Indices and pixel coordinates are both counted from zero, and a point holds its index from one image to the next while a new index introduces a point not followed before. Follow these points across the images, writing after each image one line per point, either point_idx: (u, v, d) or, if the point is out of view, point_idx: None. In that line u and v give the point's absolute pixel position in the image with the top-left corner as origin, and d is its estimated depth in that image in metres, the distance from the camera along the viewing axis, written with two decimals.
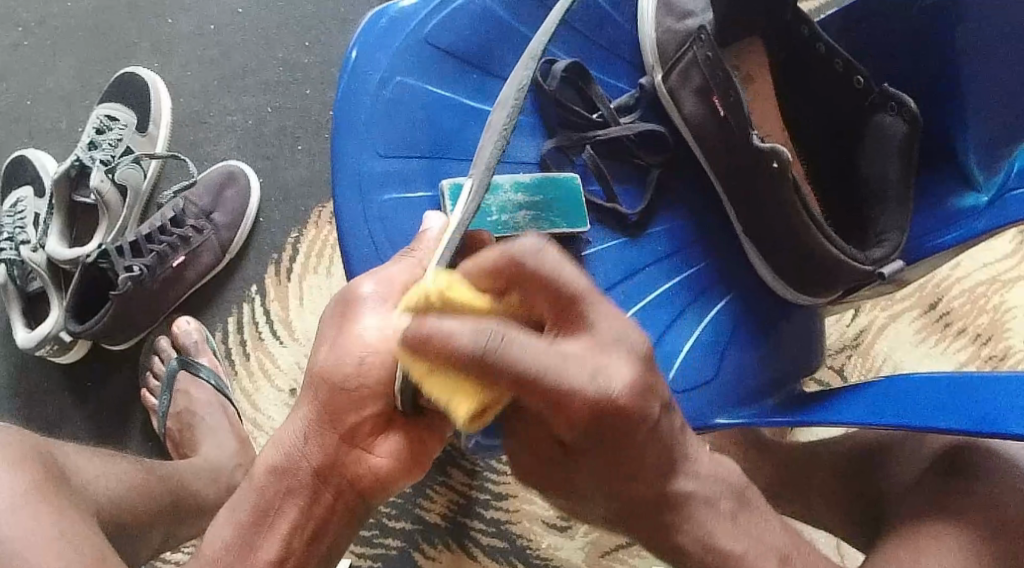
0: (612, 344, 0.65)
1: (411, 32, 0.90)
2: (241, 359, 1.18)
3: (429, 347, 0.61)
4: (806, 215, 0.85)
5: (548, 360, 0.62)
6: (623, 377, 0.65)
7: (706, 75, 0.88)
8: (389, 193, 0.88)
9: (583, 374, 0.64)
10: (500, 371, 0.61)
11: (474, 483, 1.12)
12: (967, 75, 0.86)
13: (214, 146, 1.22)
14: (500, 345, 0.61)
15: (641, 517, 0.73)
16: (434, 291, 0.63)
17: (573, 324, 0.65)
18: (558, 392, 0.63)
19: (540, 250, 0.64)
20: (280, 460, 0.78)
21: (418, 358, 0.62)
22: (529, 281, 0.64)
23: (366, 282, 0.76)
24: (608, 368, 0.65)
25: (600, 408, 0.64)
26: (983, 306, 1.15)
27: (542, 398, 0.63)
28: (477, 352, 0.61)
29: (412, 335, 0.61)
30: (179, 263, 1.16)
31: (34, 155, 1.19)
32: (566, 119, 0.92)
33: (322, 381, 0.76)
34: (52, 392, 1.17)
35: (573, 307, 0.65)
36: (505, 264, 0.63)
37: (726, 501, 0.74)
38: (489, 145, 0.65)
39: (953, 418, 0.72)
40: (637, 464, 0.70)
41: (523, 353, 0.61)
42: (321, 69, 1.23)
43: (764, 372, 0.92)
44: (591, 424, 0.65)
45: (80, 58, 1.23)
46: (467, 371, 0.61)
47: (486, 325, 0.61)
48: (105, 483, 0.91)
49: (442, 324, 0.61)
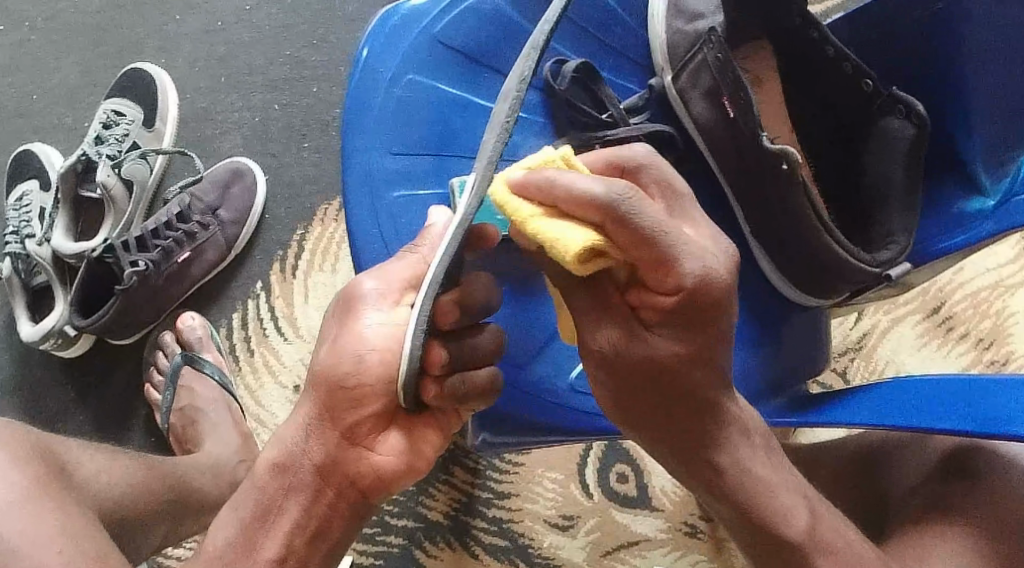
0: (714, 237, 0.70)
1: (422, 30, 0.91)
2: (245, 355, 1.18)
3: (556, 189, 0.64)
4: (816, 217, 0.85)
5: (667, 223, 0.66)
6: (725, 261, 0.70)
7: (717, 77, 0.89)
8: (400, 191, 0.89)
9: (693, 248, 0.67)
10: (625, 224, 0.64)
11: (476, 481, 1.12)
12: (978, 80, 0.86)
13: (220, 143, 1.22)
14: (632, 199, 0.64)
15: (692, 423, 0.74)
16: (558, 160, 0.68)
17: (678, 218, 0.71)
18: (669, 253, 0.66)
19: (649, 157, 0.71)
20: (282, 457, 0.78)
21: (538, 199, 0.65)
22: (638, 177, 0.71)
23: (366, 279, 0.76)
24: (712, 254, 0.69)
25: (701, 282, 0.68)
26: (985, 311, 1.16)
27: (654, 255, 0.66)
28: (607, 198, 0.63)
29: (539, 180, 0.65)
30: (184, 258, 1.16)
31: (40, 148, 1.19)
32: (575, 118, 0.92)
33: (322, 379, 0.76)
34: (55, 387, 1.17)
35: (679, 204, 0.71)
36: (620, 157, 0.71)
37: (760, 437, 0.76)
38: (502, 116, 0.66)
39: (951, 418, 0.73)
40: (704, 360, 0.72)
41: (647, 209, 0.65)
42: (328, 67, 1.23)
43: (767, 373, 0.93)
44: (688, 300, 0.68)
45: (86, 52, 1.23)
46: (590, 216, 0.64)
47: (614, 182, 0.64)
48: (108, 479, 0.91)
49: (571, 175, 0.64)
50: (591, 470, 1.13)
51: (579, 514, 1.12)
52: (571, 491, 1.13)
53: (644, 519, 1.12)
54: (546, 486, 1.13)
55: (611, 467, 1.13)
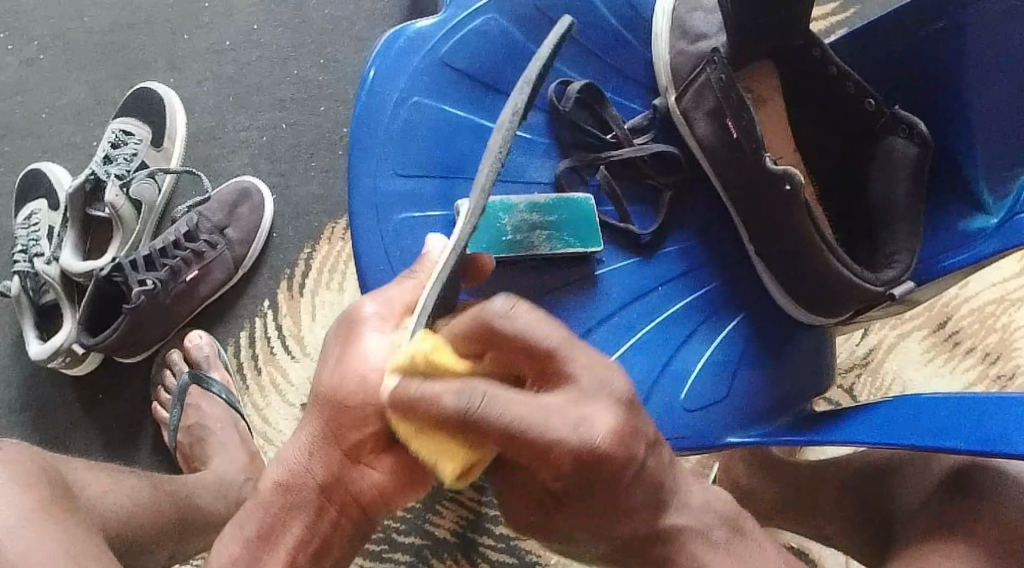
0: (595, 394, 0.64)
1: (428, 53, 0.91)
2: (253, 374, 1.19)
3: (414, 409, 0.63)
4: (819, 238, 0.85)
5: (529, 412, 0.62)
6: (608, 423, 0.63)
7: (718, 96, 0.89)
8: (407, 212, 0.89)
9: (566, 424, 0.62)
10: (483, 427, 0.62)
11: (483, 498, 1.13)
12: (978, 100, 0.87)
13: (228, 162, 1.23)
14: (481, 403, 0.61)
15: (636, 555, 0.71)
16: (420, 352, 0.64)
17: (555, 379, 0.64)
18: (541, 449, 0.62)
19: (507, 312, 0.64)
20: (285, 477, 0.78)
21: (407, 422, 0.64)
22: (502, 342, 0.64)
23: (368, 303, 0.77)
24: (590, 419, 0.63)
25: (584, 458, 0.63)
26: (991, 325, 1.16)
27: (524, 453, 0.62)
28: (457, 412, 0.62)
29: (397, 401, 0.63)
30: (191, 278, 1.17)
31: (49, 168, 1.20)
32: (581, 139, 0.93)
33: (327, 401, 0.76)
34: (63, 405, 1.17)
35: (553, 364, 0.64)
36: (479, 326, 0.64)
37: (719, 531, 0.72)
38: (494, 147, 0.68)
39: (959, 438, 0.73)
40: (619, 507, 0.67)
41: (504, 406, 0.62)
42: (334, 86, 1.24)
43: (771, 393, 0.93)
44: (578, 476, 0.64)
45: (94, 72, 1.24)
46: (451, 431, 0.63)
47: (467, 386, 0.62)
48: (113, 497, 0.92)
49: (429, 386, 0.63)
50: None
51: None
52: None
53: None
54: None
55: None
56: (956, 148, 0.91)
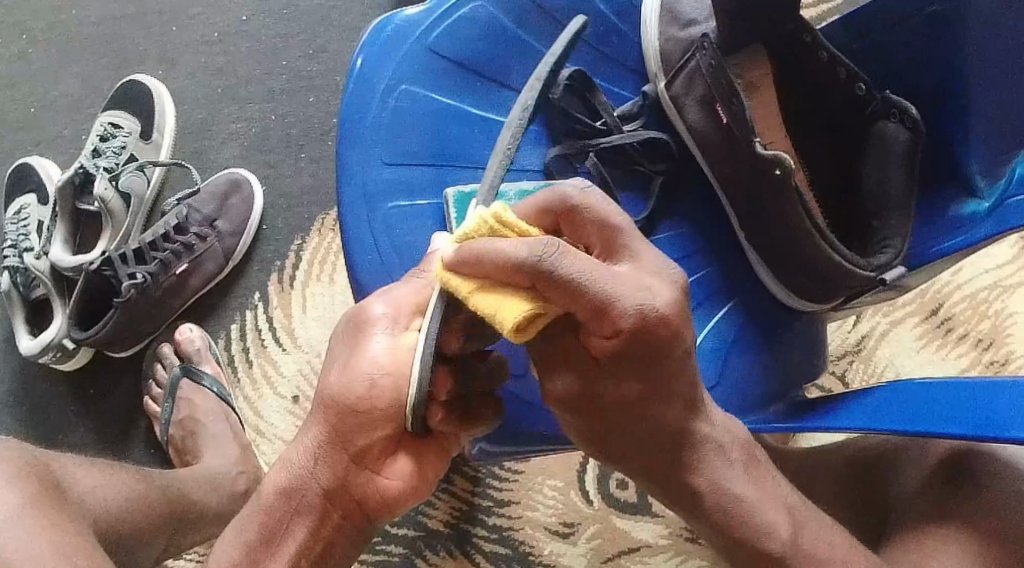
0: (657, 271, 0.70)
1: (417, 40, 0.91)
2: (245, 367, 1.18)
3: (482, 260, 0.65)
4: (811, 223, 0.85)
5: (599, 269, 0.66)
6: (669, 295, 0.69)
7: (709, 83, 0.89)
8: (397, 201, 0.89)
9: (631, 288, 0.67)
10: (554, 279, 0.64)
11: (476, 490, 1.12)
12: (970, 84, 0.87)
13: (217, 154, 1.22)
14: (555, 254, 0.64)
15: (660, 451, 0.74)
16: (489, 219, 0.67)
17: (620, 256, 0.70)
18: (607, 301, 0.66)
19: (583, 191, 0.69)
20: (289, 482, 0.77)
21: (470, 272, 0.65)
22: (576, 215, 0.69)
23: (376, 304, 0.75)
24: (652, 288, 0.68)
25: (644, 322, 0.67)
26: (984, 311, 1.16)
27: (590, 306, 0.65)
28: (532, 260, 0.64)
29: (467, 252, 0.65)
30: (182, 270, 1.17)
31: (38, 162, 1.19)
32: (570, 128, 0.93)
33: (332, 404, 0.75)
34: (54, 400, 1.17)
35: (620, 241, 0.69)
36: (555, 200, 0.69)
37: (738, 451, 0.76)
38: (505, 141, 0.71)
39: (954, 423, 0.73)
40: (664, 391, 0.72)
41: (575, 260, 0.65)
42: (325, 76, 1.23)
43: (767, 378, 0.93)
44: (632, 340, 0.68)
45: (83, 65, 1.23)
46: (521, 279, 0.64)
47: (538, 239, 0.65)
48: (105, 491, 0.91)
49: (499, 240, 0.65)
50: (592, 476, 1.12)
51: (580, 521, 1.12)
52: (573, 499, 1.12)
53: (644, 526, 1.12)
54: (547, 493, 1.12)
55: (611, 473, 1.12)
56: (947, 133, 0.90)
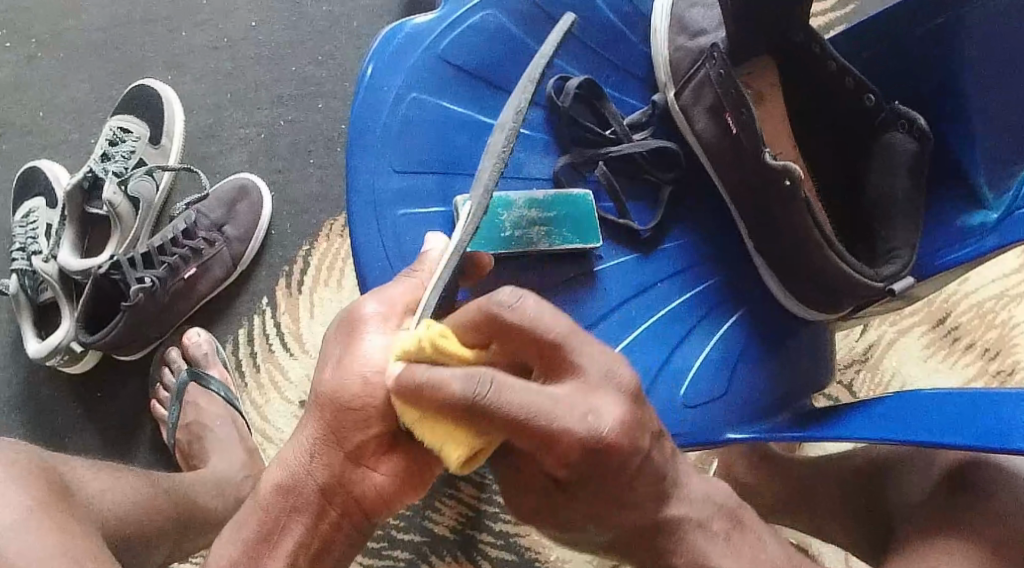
0: (602, 384, 0.66)
1: (426, 49, 0.91)
2: (252, 371, 1.19)
3: (421, 397, 0.64)
4: (819, 234, 0.85)
5: (536, 404, 0.63)
6: (614, 414, 0.65)
7: (718, 93, 0.89)
8: (406, 209, 0.89)
9: (574, 416, 0.64)
10: (491, 416, 0.63)
11: (483, 495, 1.12)
12: (979, 96, 0.87)
13: (226, 159, 1.23)
14: (489, 393, 0.62)
15: (637, 543, 0.74)
16: (425, 340, 0.65)
17: (562, 371, 0.66)
18: (548, 437, 0.63)
19: (516, 304, 0.64)
20: (287, 479, 0.78)
21: (412, 403, 0.65)
22: (510, 334, 0.65)
23: (369, 302, 0.76)
24: (598, 410, 0.65)
25: (590, 448, 0.65)
26: (991, 321, 1.16)
27: (530, 440, 0.64)
28: (464, 398, 0.62)
29: (405, 384, 0.65)
30: (190, 275, 1.17)
31: (48, 165, 1.20)
32: (579, 135, 0.93)
33: (329, 402, 0.76)
34: (61, 403, 1.17)
35: (560, 356, 0.65)
36: (488, 317, 0.64)
37: (719, 523, 0.75)
38: (498, 143, 0.69)
39: (964, 432, 0.73)
40: (629, 496, 0.70)
41: (510, 396, 0.62)
42: (333, 83, 1.24)
43: (774, 387, 0.93)
44: (583, 461, 0.65)
45: (92, 70, 1.24)
46: (456, 415, 0.63)
47: (473, 374, 0.63)
48: (112, 496, 0.91)
49: (437, 370, 0.64)
50: None
51: None
52: None
53: None
54: None
55: None
56: (956, 144, 0.90)
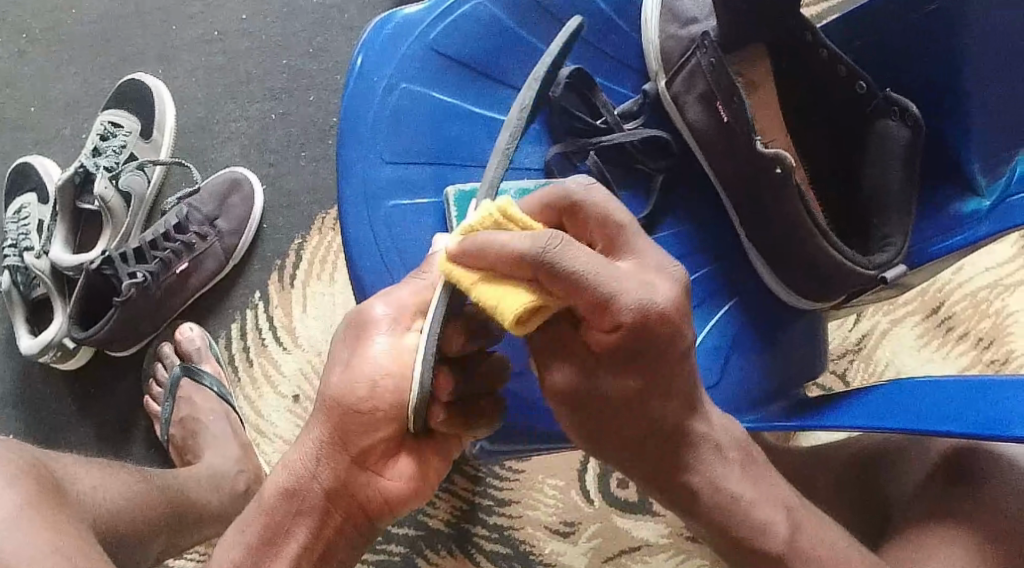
0: (658, 268, 0.71)
1: (417, 39, 0.91)
2: (245, 366, 1.18)
3: (485, 253, 0.66)
4: (812, 223, 0.85)
5: (600, 265, 0.67)
6: (670, 293, 0.70)
7: (709, 82, 0.89)
8: (398, 200, 0.88)
9: (631, 285, 0.68)
10: (555, 271, 0.65)
11: (477, 489, 1.12)
12: (972, 84, 0.87)
13: (218, 153, 1.22)
14: (557, 248, 0.65)
15: (658, 454, 0.75)
16: (493, 213, 0.68)
17: (622, 251, 0.71)
18: (607, 297, 0.67)
19: (588, 188, 0.69)
20: (291, 482, 0.77)
21: (472, 266, 0.67)
22: (579, 211, 0.70)
23: (378, 304, 0.74)
24: (652, 284, 0.69)
25: (643, 319, 0.68)
26: (985, 310, 1.15)
27: (590, 301, 0.67)
28: (533, 252, 0.65)
29: (469, 245, 0.66)
30: (182, 269, 1.17)
31: (38, 161, 1.19)
32: (570, 125, 0.92)
33: (334, 405, 0.75)
34: (54, 400, 1.17)
35: (622, 236, 0.70)
36: (558, 197, 0.69)
37: (734, 451, 0.76)
38: (501, 143, 0.71)
39: (959, 421, 0.73)
40: (663, 390, 0.73)
41: (577, 256, 0.66)
42: (325, 75, 1.23)
43: (767, 377, 0.93)
44: (634, 336, 0.69)
45: (83, 64, 1.23)
46: (521, 273, 0.66)
47: (543, 233, 0.66)
48: (104, 492, 0.91)
49: (500, 234, 0.66)
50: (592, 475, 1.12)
51: (580, 520, 1.12)
52: (573, 497, 1.12)
53: (648, 525, 1.11)
54: (548, 492, 1.12)
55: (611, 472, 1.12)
56: (949, 132, 0.90)
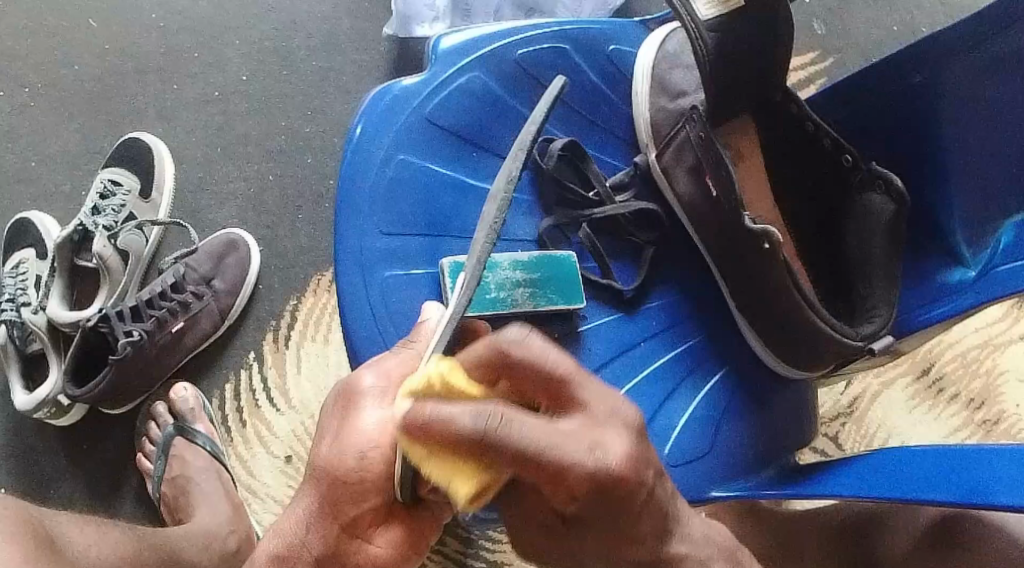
0: (607, 417, 0.62)
1: (414, 110, 0.92)
2: (238, 428, 1.18)
3: (427, 432, 0.59)
4: (799, 295, 0.86)
5: (546, 436, 0.59)
6: (621, 447, 0.61)
7: (699, 155, 0.91)
8: (392, 270, 0.90)
9: (584, 447, 0.60)
10: (498, 449, 0.58)
11: (468, 550, 1.12)
12: (954, 158, 0.89)
13: (215, 212, 1.24)
14: (499, 424, 0.58)
15: None
16: (436, 375, 0.61)
17: (567, 407, 0.63)
18: (558, 470, 0.60)
19: (523, 339, 0.62)
20: (282, 549, 0.77)
21: (417, 442, 0.59)
22: (516, 370, 0.62)
23: (366, 374, 0.76)
24: (605, 443, 0.61)
25: (600, 481, 0.61)
26: (976, 370, 1.16)
27: (541, 474, 0.60)
28: (475, 432, 0.58)
29: (410, 419, 0.59)
30: (178, 329, 1.17)
31: (36, 217, 1.20)
32: (562, 196, 0.94)
33: (325, 473, 0.75)
34: (47, 456, 1.17)
35: (566, 392, 0.62)
36: (493, 353, 0.61)
37: (722, 549, 0.73)
38: (490, 215, 0.66)
39: (945, 488, 0.74)
40: (636, 535, 0.65)
41: (523, 429, 0.59)
42: (323, 138, 1.25)
43: (756, 447, 0.94)
44: (593, 500, 0.62)
45: (84, 122, 1.25)
46: (467, 451, 0.59)
47: (484, 406, 0.59)
48: (98, 550, 0.91)
49: (443, 405, 0.59)
50: None
51: None
52: None
53: None
54: None
55: None
56: (932, 203, 0.92)
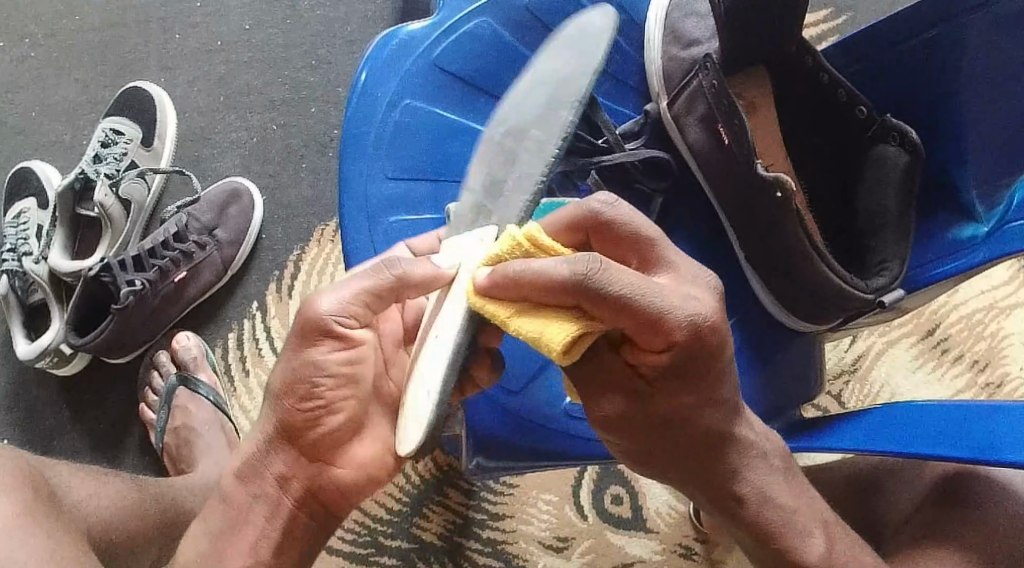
0: (693, 278, 0.71)
1: (421, 55, 0.91)
2: (241, 376, 1.18)
3: (523, 282, 0.67)
4: (809, 244, 0.85)
5: (643, 283, 0.67)
6: (710, 301, 0.70)
7: (710, 103, 0.89)
8: (398, 215, 0.89)
9: (676, 298, 0.68)
10: (597, 295, 0.66)
11: (470, 502, 1.12)
12: (972, 110, 0.87)
13: (218, 162, 1.22)
14: (597, 270, 0.66)
15: (707, 459, 0.77)
16: (519, 241, 0.69)
17: (655, 267, 0.71)
18: (655, 314, 0.67)
19: (612, 204, 0.70)
20: (245, 467, 0.78)
21: (505, 298, 0.68)
22: (607, 230, 0.70)
23: (326, 302, 0.74)
24: (696, 296, 0.69)
25: (694, 329, 0.68)
26: (981, 332, 1.16)
27: (639, 320, 0.67)
28: (573, 279, 0.65)
29: (501, 276, 0.67)
30: (180, 278, 1.17)
31: (38, 166, 1.19)
32: (572, 145, 0.91)
33: (281, 400, 0.76)
34: (49, 405, 1.17)
35: (653, 252, 0.71)
36: (584, 216, 0.70)
37: (779, 458, 0.79)
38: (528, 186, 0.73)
39: (955, 443, 0.73)
40: (714, 399, 0.75)
41: (621, 274, 0.66)
42: (325, 88, 1.24)
43: (767, 397, 0.94)
44: (687, 348, 0.69)
45: (84, 71, 1.24)
46: (566, 299, 0.66)
47: (581, 258, 0.66)
48: (98, 500, 0.91)
49: (537, 261, 0.66)
50: (585, 491, 1.12)
51: (573, 536, 1.11)
52: (566, 513, 1.12)
53: (638, 542, 1.11)
54: (541, 507, 1.12)
55: (605, 488, 1.12)
56: (948, 157, 0.91)
